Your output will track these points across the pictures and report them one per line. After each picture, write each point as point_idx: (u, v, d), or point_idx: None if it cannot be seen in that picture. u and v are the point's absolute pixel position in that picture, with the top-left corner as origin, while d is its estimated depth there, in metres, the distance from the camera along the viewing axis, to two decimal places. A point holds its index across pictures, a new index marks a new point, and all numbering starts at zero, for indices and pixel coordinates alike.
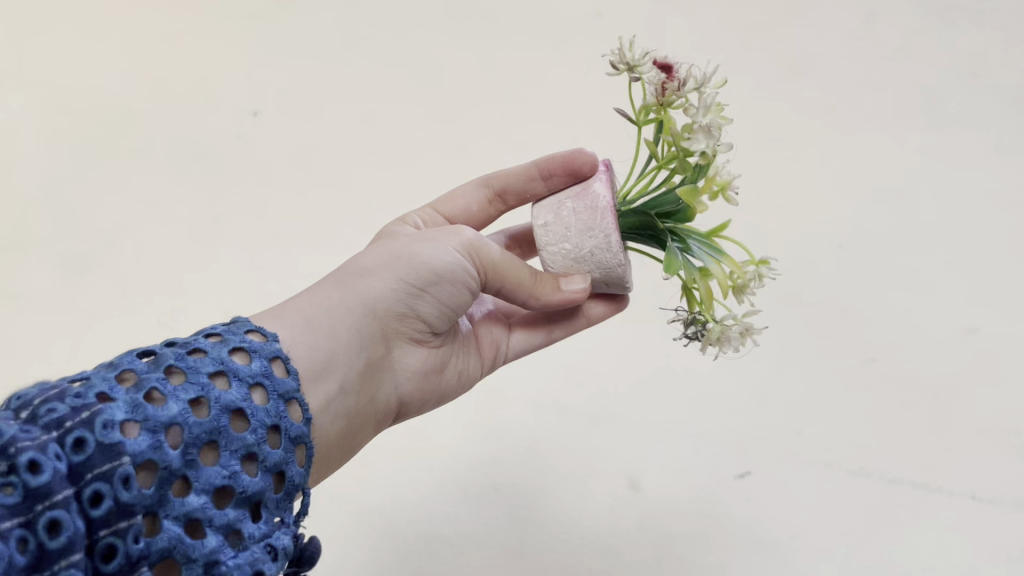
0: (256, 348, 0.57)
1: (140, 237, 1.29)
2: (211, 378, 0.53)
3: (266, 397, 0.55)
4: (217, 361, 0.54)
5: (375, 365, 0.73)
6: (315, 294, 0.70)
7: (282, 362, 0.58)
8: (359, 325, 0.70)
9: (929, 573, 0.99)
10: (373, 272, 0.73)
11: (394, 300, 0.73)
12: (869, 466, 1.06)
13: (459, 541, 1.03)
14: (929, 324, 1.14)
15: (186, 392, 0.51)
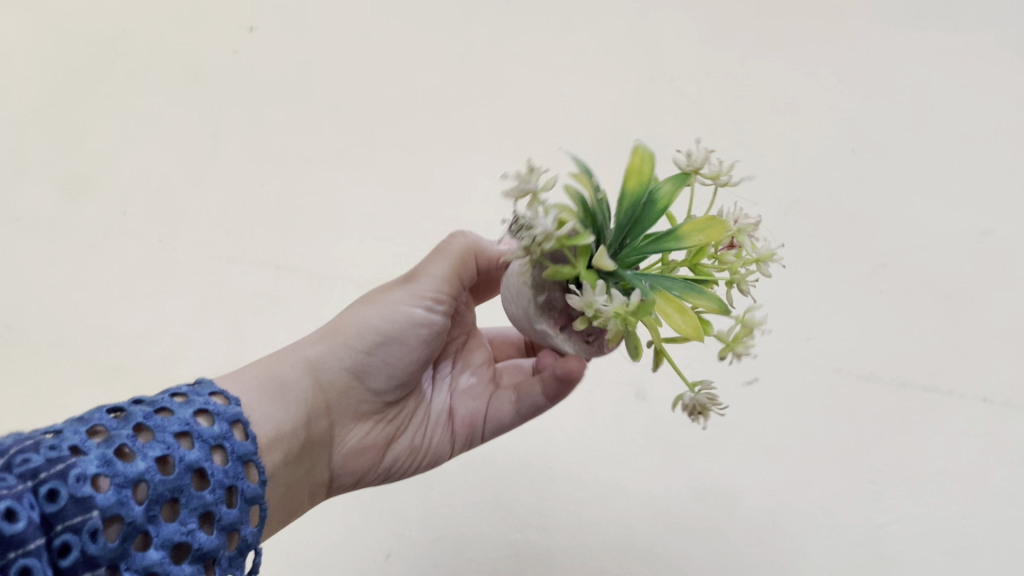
0: (220, 411, 0.56)
1: (137, 158, 1.27)
2: (177, 438, 0.52)
3: (226, 459, 0.55)
4: (183, 421, 0.53)
5: (316, 442, 0.69)
6: (265, 362, 0.69)
7: (242, 426, 0.58)
8: (305, 393, 0.68)
9: (937, 475, 0.99)
10: (320, 340, 0.72)
11: (339, 368, 0.71)
12: (878, 370, 1.05)
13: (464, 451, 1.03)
14: (942, 226, 1.12)
15: (153, 449, 0.50)
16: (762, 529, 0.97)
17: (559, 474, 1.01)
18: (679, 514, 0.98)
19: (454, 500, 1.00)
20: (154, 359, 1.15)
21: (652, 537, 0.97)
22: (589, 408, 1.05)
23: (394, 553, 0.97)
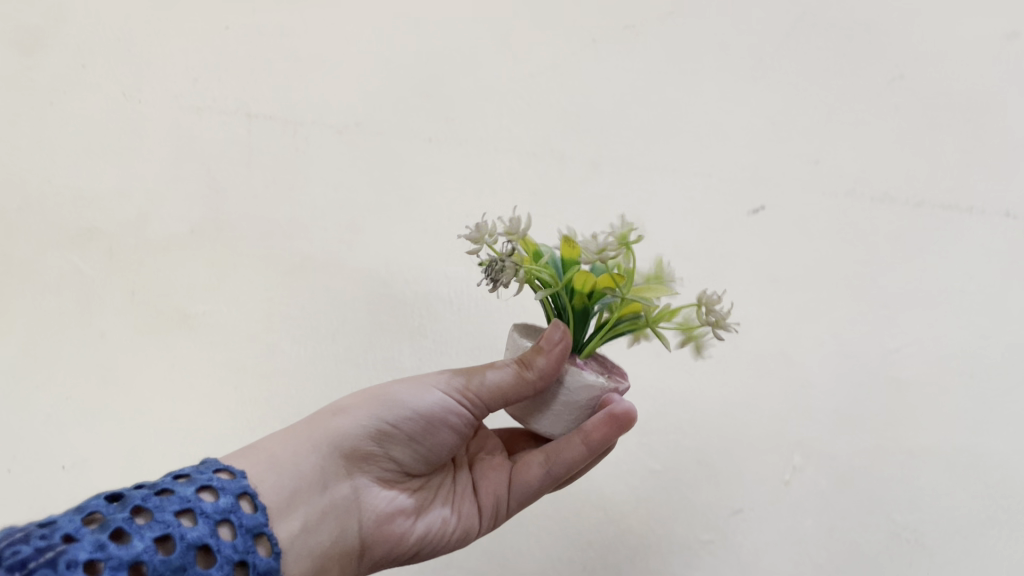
0: (225, 485, 0.58)
1: (91, 5, 1.19)
2: (177, 515, 0.54)
3: (234, 531, 0.56)
4: (184, 499, 0.55)
5: (339, 508, 0.67)
6: (293, 429, 0.69)
7: (250, 498, 0.59)
8: (324, 464, 0.67)
9: (956, 293, 0.94)
10: (343, 410, 0.70)
11: (366, 437, 0.70)
12: (894, 191, 0.98)
13: (457, 298, 1.04)
14: (962, 30, 1.03)
15: (151, 530, 0.51)
16: (767, 359, 0.95)
17: None
18: (680, 353, 0.97)
19: (448, 347, 1.03)
20: (126, 219, 1.11)
21: (656, 375, 0.97)
22: (583, 246, 1.01)
23: None
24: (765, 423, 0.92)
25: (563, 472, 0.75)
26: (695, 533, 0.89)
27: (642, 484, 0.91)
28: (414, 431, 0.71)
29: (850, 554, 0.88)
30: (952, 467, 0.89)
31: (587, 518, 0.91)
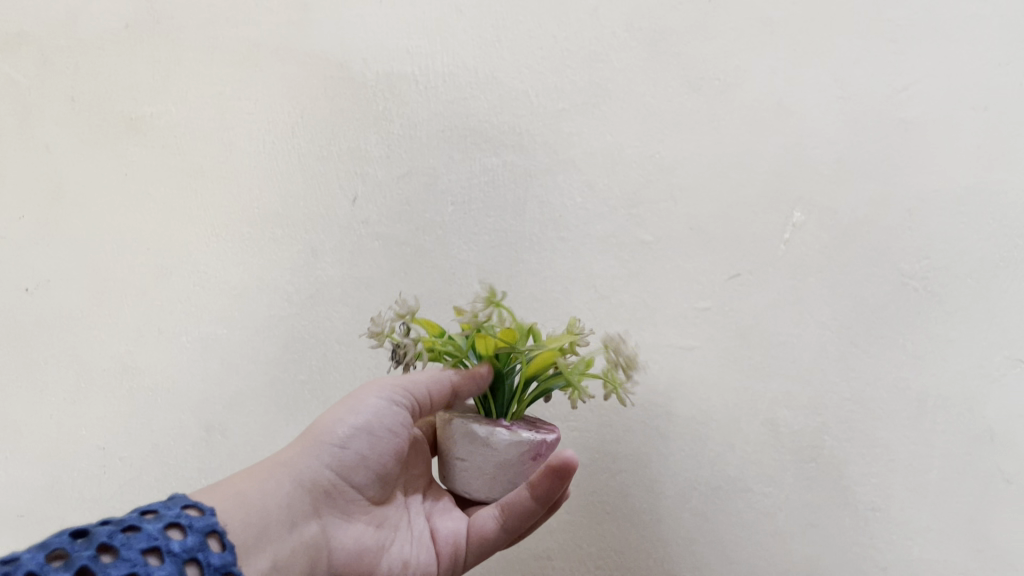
0: (192, 523, 0.58)
1: None
2: (145, 554, 0.54)
3: (201, 571, 0.56)
4: (151, 537, 0.55)
5: (309, 542, 0.68)
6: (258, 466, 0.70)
7: (218, 536, 0.59)
8: (286, 493, 0.68)
9: (981, 11, 0.86)
10: (295, 445, 0.72)
11: (321, 468, 0.71)
12: None
13: (422, 78, 0.97)
14: None
15: (117, 568, 0.52)
16: (762, 109, 0.89)
17: (531, 84, 0.94)
18: (652, 105, 0.91)
19: (419, 132, 0.96)
20: (54, 18, 1.07)
21: (641, 141, 0.91)
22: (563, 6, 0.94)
23: (361, 195, 0.97)
24: (754, 183, 0.88)
25: (516, 523, 0.73)
26: (691, 301, 0.89)
27: (634, 257, 0.90)
28: (366, 453, 0.72)
29: (857, 311, 0.85)
30: (963, 204, 0.84)
31: (579, 298, 0.91)
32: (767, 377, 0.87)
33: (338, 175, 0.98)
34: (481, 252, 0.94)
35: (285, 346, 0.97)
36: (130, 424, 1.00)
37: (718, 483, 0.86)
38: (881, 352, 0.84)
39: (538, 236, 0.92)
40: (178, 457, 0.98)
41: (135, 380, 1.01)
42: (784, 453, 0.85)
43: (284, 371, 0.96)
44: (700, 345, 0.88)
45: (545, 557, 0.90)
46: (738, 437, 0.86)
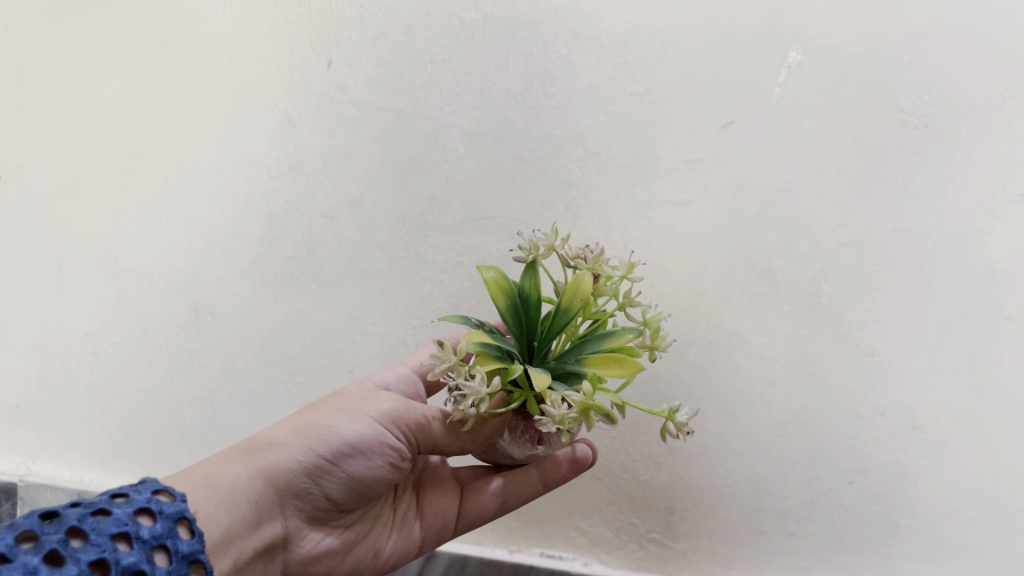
0: (162, 508, 0.58)
1: None
2: (114, 539, 0.54)
3: (169, 560, 0.56)
4: (121, 522, 0.55)
5: (269, 545, 0.69)
6: (239, 452, 0.69)
7: (187, 523, 0.59)
8: (255, 501, 0.67)
9: None
10: (282, 440, 0.69)
11: (301, 478, 0.69)
12: None
13: None
14: None
15: (88, 553, 0.51)
16: None
17: None
18: None
19: None
20: None
21: None
22: None
23: (336, 59, 0.93)
24: (748, 25, 0.84)
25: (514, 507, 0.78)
26: (683, 153, 0.86)
27: (623, 110, 0.87)
28: (347, 474, 0.69)
29: (855, 153, 0.82)
30: (966, 34, 0.80)
31: (568, 156, 0.89)
32: (763, 228, 0.85)
33: (312, 41, 0.94)
34: (464, 112, 0.90)
35: (267, 223, 0.96)
36: (116, 307, 1.01)
37: (715, 337, 0.87)
38: (882, 194, 0.82)
39: (523, 93, 0.89)
40: (166, 338, 0.99)
41: (116, 265, 1.00)
42: (784, 303, 0.86)
43: (269, 248, 0.96)
44: (694, 199, 0.86)
45: None
46: (735, 291, 0.86)
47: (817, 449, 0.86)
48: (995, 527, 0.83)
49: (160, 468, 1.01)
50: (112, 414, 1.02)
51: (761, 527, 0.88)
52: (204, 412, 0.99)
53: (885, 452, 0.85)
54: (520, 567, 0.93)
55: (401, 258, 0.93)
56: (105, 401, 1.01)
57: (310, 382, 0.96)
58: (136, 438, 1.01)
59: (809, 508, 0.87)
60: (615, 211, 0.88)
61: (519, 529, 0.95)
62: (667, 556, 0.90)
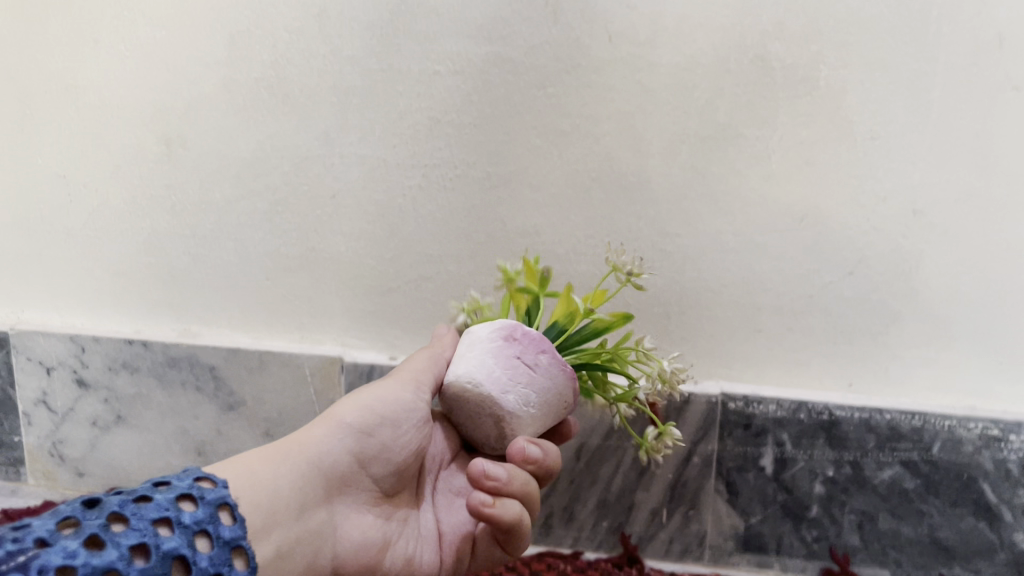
0: (203, 494, 0.54)
1: None
2: (155, 523, 0.50)
3: (210, 544, 0.52)
4: (162, 506, 0.51)
5: (316, 534, 0.63)
6: (281, 442, 0.65)
7: (229, 509, 0.55)
8: (302, 479, 0.62)
9: None
10: (318, 422, 0.66)
11: (346, 454, 0.66)
12: None
13: None
14: None
15: (128, 537, 0.47)
16: None
17: None
18: None
19: None
20: None
21: None
22: None
23: None
24: None
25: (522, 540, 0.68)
26: None
27: None
28: (382, 449, 0.67)
29: None
30: None
31: None
32: (759, 9, 0.79)
33: None
34: None
35: (231, 44, 0.90)
36: (85, 145, 0.97)
37: (708, 134, 0.83)
38: None
39: None
40: (141, 173, 0.96)
41: (79, 97, 0.96)
42: (779, 90, 0.81)
43: (236, 70, 0.91)
44: None
45: (535, 233, 0.89)
46: (728, 82, 0.81)
47: (815, 242, 0.83)
48: (1000, 306, 0.81)
49: (150, 308, 1.00)
50: (96, 256, 0.99)
51: (759, 327, 0.87)
52: (189, 249, 0.97)
53: (885, 241, 0.82)
54: None
55: (374, 71, 0.88)
56: (87, 243, 0.99)
57: (293, 211, 0.93)
58: (122, 280, 0.99)
59: (808, 303, 0.85)
60: (599, 2, 0.82)
61: None
62: (663, 361, 0.90)
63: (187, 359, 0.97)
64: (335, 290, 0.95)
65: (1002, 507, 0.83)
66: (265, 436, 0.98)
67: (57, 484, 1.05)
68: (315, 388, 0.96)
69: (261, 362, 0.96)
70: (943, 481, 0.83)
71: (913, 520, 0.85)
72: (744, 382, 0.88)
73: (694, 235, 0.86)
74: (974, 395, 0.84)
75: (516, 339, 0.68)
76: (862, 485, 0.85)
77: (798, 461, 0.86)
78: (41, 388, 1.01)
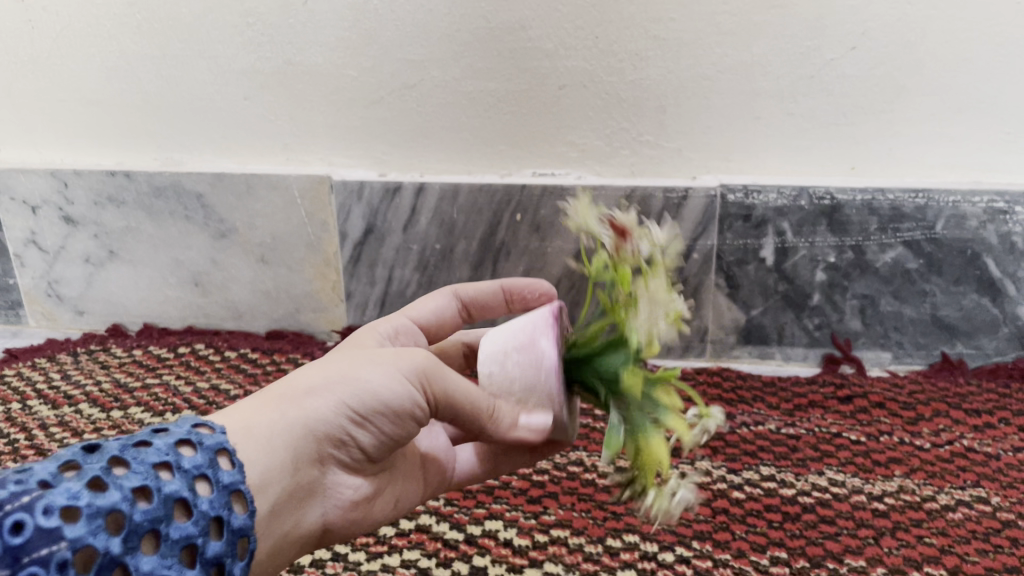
0: (206, 432, 0.41)
1: None
2: (155, 465, 0.38)
3: (214, 489, 0.39)
4: (163, 448, 0.38)
5: (300, 498, 0.45)
6: (270, 393, 0.45)
7: (231, 454, 0.41)
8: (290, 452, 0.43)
9: None
10: (311, 386, 0.45)
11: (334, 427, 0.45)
12: None
13: None
14: None
15: (129, 479, 0.36)
16: None
17: None
18: None
19: None
20: None
21: None
22: None
23: None
24: None
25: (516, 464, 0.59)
26: None
27: None
28: (389, 422, 0.46)
29: None
30: None
31: None
32: None
33: None
34: None
35: None
36: None
37: None
38: None
39: None
40: None
41: None
42: None
43: None
44: None
45: (520, 28, 0.82)
46: None
47: (817, 16, 0.78)
48: (1007, 73, 0.78)
49: (128, 138, 0.97)
50: (64, 85, 0.95)
51: (758, 113, 0.83)
52: (160, 73, 0.92)
53: (892, 11, 0.77)
54: (513, 188, 0.88)
55: None
56: (52, 73, 0.94)
57: (262, 22, 0.87)
58: (96, 111, 0.96)
59: (809, 84, 0.81)
60: None
61: (508, 152, 0.89)
62: (660, 158, 0.86)
63: (173, 189, 0.95)
64: (316, 104, 0.91)
65: (1005, 281, 0.83)
66: (260, 261, 0.97)
67: (59, 322, 1.06)
68: (305, 210, 0.93)
69: (248, 187, 0.94)
70: (946, 259, 0.83)
71: (916, 301, 0.85)
72: (743, 174, 0.86)
73: (691, 18, 0.80)
74: (978, 171, 0.82)
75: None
76: (864, 269, 0.85)
77: (799, 249, 0.85)
78: (29, 228, 1.00)
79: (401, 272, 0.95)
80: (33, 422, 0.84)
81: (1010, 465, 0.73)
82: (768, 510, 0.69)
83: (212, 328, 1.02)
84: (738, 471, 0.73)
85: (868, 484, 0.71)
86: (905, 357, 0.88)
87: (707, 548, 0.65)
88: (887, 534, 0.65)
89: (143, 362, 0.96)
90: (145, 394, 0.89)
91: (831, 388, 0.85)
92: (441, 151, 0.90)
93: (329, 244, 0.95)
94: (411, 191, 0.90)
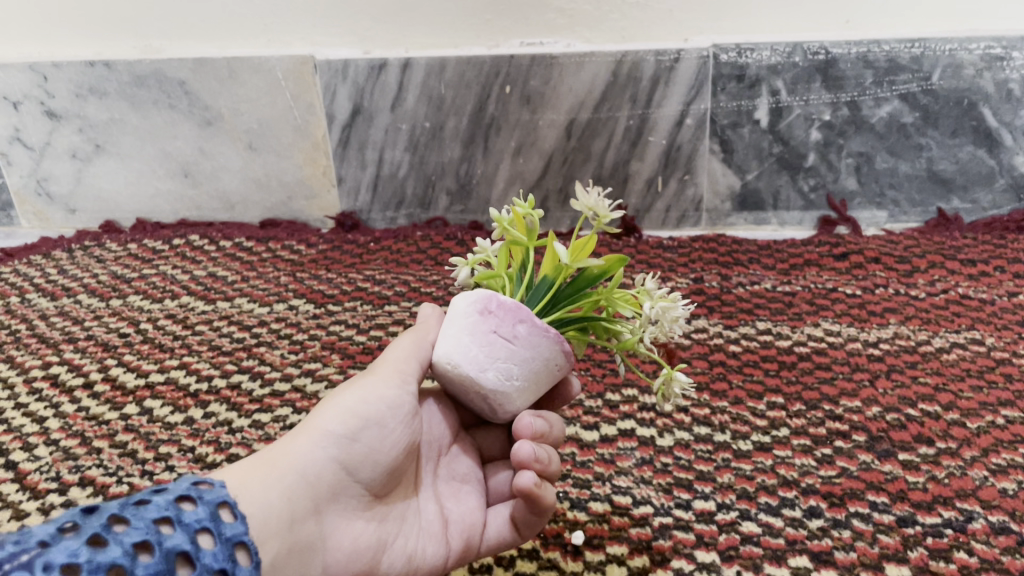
0: (203, 488, 0.37)
1: None
2: (156, 521, 0.34)
3: (218, 543, 0.35)
4: (161, 504, 0.35)
5: (304, 557, 0.40)
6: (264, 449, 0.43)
7: (231, 507, 0.37)
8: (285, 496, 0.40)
9: None
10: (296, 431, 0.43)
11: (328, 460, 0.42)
12: None
13: None
14: None
15: (131, 534, 0.33)
16: None
17: None
18: None
19: None
20: None
21: None
22: None
23: None
24: None
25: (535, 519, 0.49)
26: None
27: None
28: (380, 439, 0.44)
29: None
30: None
31: None
32: None
33: None
34: None
35: None
36: None
37: None
38: None
39: None
40: None
41: None
42: None
43: None
44: None
45: None
46: None
47: None
48: None
49: (104, 25, 0.94)
50: None
51: None
52: None
53: None
54: (500, 60, 0.86)
55: None
56: None
57: None
58: None
59: None
60: None
61: (494, 22, 0.87)
62: (650, 20, 0.84)
63: (155, 77, 0.93)
64: None
65: (1002, 130, 0.82)
66: (248, 148, 0.96)
67: (52, 221, 1.05)
68: (291, 92, 0.92)
69: (231, 72, 0.92)
70: (943, 110, 0.82)
71: (911, 156, 0.85)
72: (735, 32, 0.84)
73: None
74: (977, 20, 0.80)
75: (493, 314, 0.46)
76: (859, 126, 0.84)
77: (794, 108, 0.84)
78: (11, 125, 0.98)
79: (391, 154, 0.94)
80: (33, 313, 0.85)
81: (1004, 309, 0.73)
82: (764, 361, 0.69)
83: (205, 220, 1.02)
84: (735, 326, 0.74)
85: (863, 332, 0.72)
86: (900, 216, 0.88)
87: (705, 397, 0.66)
88: (883, 376, 0.67)
89: (139, 254, 0.96)
90: (143, 283, 0.89)
91: (828, 247, 0.84)
92: (426, 24, 0.88)
93: (317, 127, 0.93)
94: (397, 70, 0.88)
